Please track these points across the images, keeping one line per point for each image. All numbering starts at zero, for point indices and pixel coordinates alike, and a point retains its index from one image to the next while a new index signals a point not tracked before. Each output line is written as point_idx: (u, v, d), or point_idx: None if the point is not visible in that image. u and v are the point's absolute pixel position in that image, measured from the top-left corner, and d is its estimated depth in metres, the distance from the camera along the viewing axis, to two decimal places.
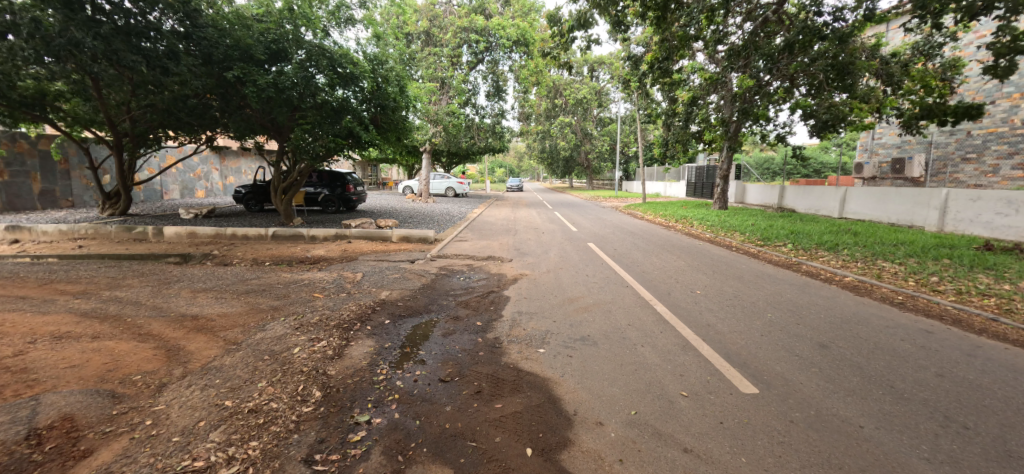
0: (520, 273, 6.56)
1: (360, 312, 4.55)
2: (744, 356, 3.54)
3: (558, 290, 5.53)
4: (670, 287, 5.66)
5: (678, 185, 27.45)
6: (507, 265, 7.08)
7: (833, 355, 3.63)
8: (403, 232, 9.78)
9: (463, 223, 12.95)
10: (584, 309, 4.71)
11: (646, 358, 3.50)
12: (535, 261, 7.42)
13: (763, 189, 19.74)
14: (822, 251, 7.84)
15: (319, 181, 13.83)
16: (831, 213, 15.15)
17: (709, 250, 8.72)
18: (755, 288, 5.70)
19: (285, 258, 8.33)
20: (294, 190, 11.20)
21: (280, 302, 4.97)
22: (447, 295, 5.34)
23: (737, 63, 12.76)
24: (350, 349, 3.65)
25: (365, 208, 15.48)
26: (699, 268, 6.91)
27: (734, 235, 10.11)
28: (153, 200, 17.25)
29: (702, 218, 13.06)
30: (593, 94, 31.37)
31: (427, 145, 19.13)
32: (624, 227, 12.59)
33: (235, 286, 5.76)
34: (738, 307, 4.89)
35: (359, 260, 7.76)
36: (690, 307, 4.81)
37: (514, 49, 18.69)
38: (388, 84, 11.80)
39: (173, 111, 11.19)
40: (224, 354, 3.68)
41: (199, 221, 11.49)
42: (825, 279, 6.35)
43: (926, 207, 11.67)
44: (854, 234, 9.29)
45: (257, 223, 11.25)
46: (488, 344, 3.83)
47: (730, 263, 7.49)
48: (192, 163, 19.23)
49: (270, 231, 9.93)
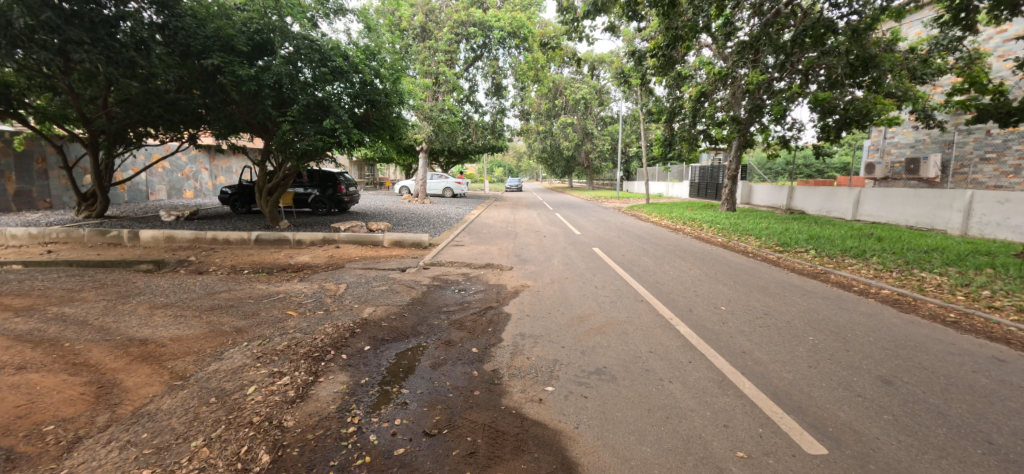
0: (521, 284, 5.91)
1: (336, 336, 3.91)
2: (798, 398, 2.90)
3: (565, 306, 4.89)
4: (690, 302, 5.02)
5: (681, 185, 26.85)
6: (507, 275, 6.43)
7: (903, 395, 3.00)
8: (395, 235, 9.13)
9: (460, 225, 12.32)
10: (596, 331, 4.08)
11: (678, 401, 2.86)
12: (537, 269, 6.78)
13: (770, 190, 19.16)
14: (848, 259, 7.22)
15: (309, 181, 13.18)
16: (845, 215, 14.55)
17: (724, 256, 8.10)
18: (786, 303, 5.07)
19: (266, 265, 7.68)
20: (281, 191, 10.54)
21: (246, 322, 4.32)
22: (439, 312, 4.69)
23: (747, 56, 12.15)
24: (317, 387, 3.01)
25: (358, 209, 14.82)
26: (718, 278, 6.27)
27: (748, 239, 9.48)
28: (138, 200, 16.58)
29: (711, 220, 12.42)
30: (593, 93, 30.80)
31: (424, 144, 18.49)
32: (630, 229, 11.94)
33: (201, 300, 5.11)
34: (772, 327, 4.26)
35: (346, 268, 7.11)
36: (717, 328, 4.18)
37: (513, 44, 18.03)
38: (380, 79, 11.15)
39: (151, 105, 10.51)
40: (164, 394, 3.03)
41: (180, 224, 10.81)
42: (860, 292, 5.73)
43: (948, 209, 11.07)
44: (878, 238, 8.67)
45: (240, 226, 10.56)
46: (485, 379, 3.19)
47: (751, 271, 6.85)
48: (180, 162, 18.60)
49: (253, 235, 9.26)
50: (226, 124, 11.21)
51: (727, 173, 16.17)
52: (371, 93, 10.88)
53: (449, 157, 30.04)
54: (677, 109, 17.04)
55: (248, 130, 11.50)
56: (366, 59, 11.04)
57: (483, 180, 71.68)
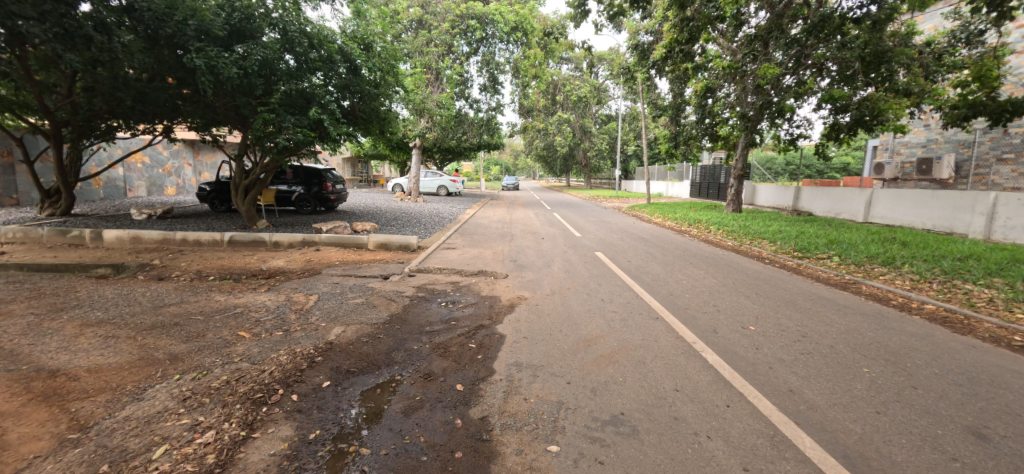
0: (517, 295, 5.20)
1: (291, 367, 3.18)
2: (878, 465, 2.22)
3: (568, 325, 4.18)
4: (712, 320, 4.33)
5: (681, 185, 26.25)
6: (501, 284, 5.71)
7: (1009, 457, 2.32)
8: (380, 237, 8.40)
9: (452, 226, 11.58)
10: (608, 360, 3.39)
11: (724, 470, 2.16)
12: (535, 278, 6.08)
13: (775, 190, 18.52)
14: (877, 267, 6.57)
15: (293, 178, 12.39)
16: (855, 217, 13.93)
17: (738, 262, 7.43)
18: (824, 323, 4.39)
19: (234, 271, 6.92)
20: (258, 188, 9.77)
21: (186, 347, 3.58)
22: (420, 333, 3.98)
23: (757, 48, 11.41)
24: (249, 447, 2.30)
25: (346, 208, 14.06)
26: (738, 289, 5.59)
27: (762, 243, 8.81)
28: (114, 197, 15.73)
29: (719, 222, 11.74)
30: (593, 90, 30.14)
31: (417, 141, 17.74)
32: (632, 231, 11.22)
33: (143, 317, 4.37)
34: (816, 356, 3.57)
35: (322, 275, 6.37)
36: (751, 357, 3.50)
37: (512, 37, 17.25)
38: (368, 68, 10.39)
39: (118, 94, 9.69)
40: (48, 455, 2.29)
41: (149, 223, 10.01)
42: (900, 307, 5.08)
43: (969, 212, 10.45)
44: (903, 244, 8.03)
45: (215, 226, 9.77)
46: (470, 432, 2.49)
47: (772, 280, 6.17)
48: (161, 157, 17.76)
49: (226, 236, 8.51)
50: (200, 116, 10.42)
51: (733, 173, 15.51)
52: (356, 84, 10.15)
53: (443, 154, 29.27)
54: (681, 105, 16.32)
55: (224, 124, 10.69)
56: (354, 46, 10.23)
57: (479, 179, 70.97)
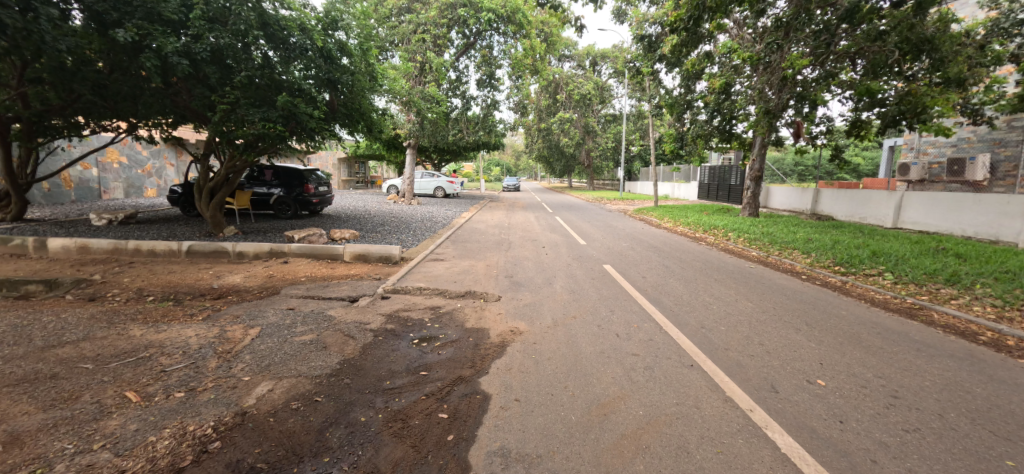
0: (510, 328, 4.15)
1: (165, 466, 2.15)
2: None
3: (575, 378, 3.15)
4: (766, 371, 3.28)
5: (689, 185, 25.27)
6: (491, 311, 4.66)
7: None
8: (357, 247, 7.35)
9: (445, 232, 10.54)
10: (634, 448, 2.34)
11: None
12: (534, 301, 5.04)
13: (790, 193, 17.43)
14: (941, 287, 5.51)
15: (272, 179, 11.36)
16: (883, 222, 12.79)
17: (772, 279, 6.35)
18: (911, 373, 3.34)
19: (181, 289, 5.88)
20: (225, 192, 8.73)
21: (37, 421, 2.55)
22: (375, 391, 2.94)
23: (781, 36, 10.29)
24: None
25: (332, 212, 13.03)
26: (783, 319, 4.53)
27: (794, 254, 7.74)
28: (85, 199, 14.78)
29: (738, 228, 10.63)
30: (596, 89, 29.18)
31: (410, 140, 16.73)
32: (642, 239, 10.15)
33: (16, 363, 3.33)
34: (929, 435, 2.53)
35: (279, 296, 5.32)
36: (841, 440, 2.45)
37: (510, 29, 16.20)
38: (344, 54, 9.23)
39: (68, 85, 8.65)
40: None
41: (106, 230, 9.02)
42: (995, 345, 4.01)
43: (1018, 218, 9.39)
44: (957, 257, 6.97)
45: (177, 233, 8.78)
46: None
47: (818, 305, 5.13)
48: (140, 157, 16.78)
49: (184, 246, 7.51)
50: (162, 112, 9.42)
51: (748, 173, 14.44)
52: (331, 72, 8.99)
53: (441, 154, 28.35)
54: (691, 101, 15.27)
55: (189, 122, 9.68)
56: (327, 29, 8.96)
57: (479, 179, 70.16)
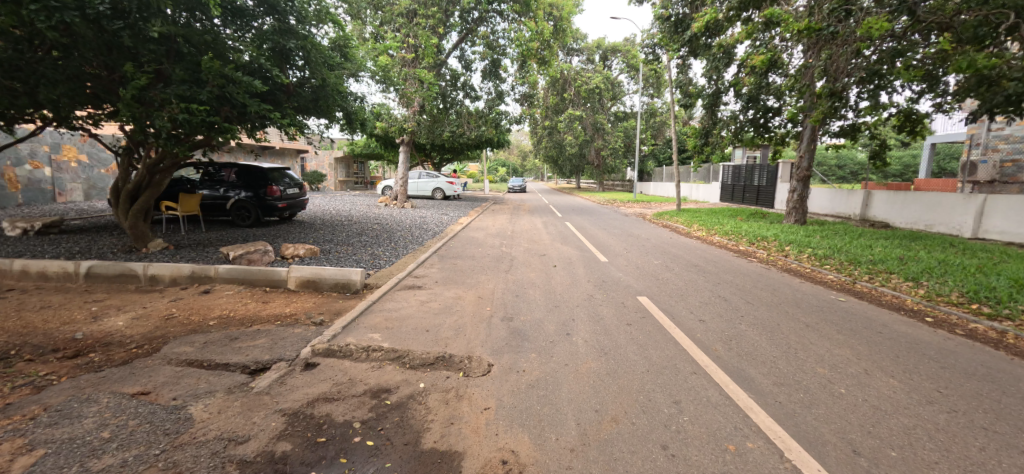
0: (502, 456, 2.24)
1: None
2: None
3: None
4: None
5: (710, 186, 23.24)
6: (473, 401, 2.76)
7: None
8: (307, 271, 5.47)
9: (434, 244, 8.64)
10: None
11: None
12: (545, 376, 3.11)
13: (833, 195, 15.34)
14: None
15: (229, 180, 9.52)
16: (957, 231, 10.70)
17: (894, 326, 4.35)
18: None
19: (29, 340, 4.01)
20: (149, 196, 6.88)
21: None
22: None
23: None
24: None
25: (307, 218, 11.19)
26: (983, 427, 2.58)
27: (898, 282, 5.72)
28: (36, 201, 13.09)
29: (796, 239, 8.64)
30: (605, 83, 27.43)
31: (403, 135, 14.90)
32: (679, 253, 8.17)
33: None
34: None
35: (151, 362, 3.42)
36: None
37: (512, 10, 14.25)
38: (297, 18, 7.27)
39: None
40: None
41: (12, 243, 7.24)
42: None
43: None
44: None
45: (95, 248, 6.97)
46: None
47: (1005, 383, 3.15)
48: (104, 155, 15.13)
49: (83, 267, 5.69)
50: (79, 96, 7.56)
51: (792, 174, 12.35)
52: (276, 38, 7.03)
53: (442, 153, 26.54)
54: (720, 92, 13.33)
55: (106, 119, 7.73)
56: None
57: (483, 180, 68.54)
